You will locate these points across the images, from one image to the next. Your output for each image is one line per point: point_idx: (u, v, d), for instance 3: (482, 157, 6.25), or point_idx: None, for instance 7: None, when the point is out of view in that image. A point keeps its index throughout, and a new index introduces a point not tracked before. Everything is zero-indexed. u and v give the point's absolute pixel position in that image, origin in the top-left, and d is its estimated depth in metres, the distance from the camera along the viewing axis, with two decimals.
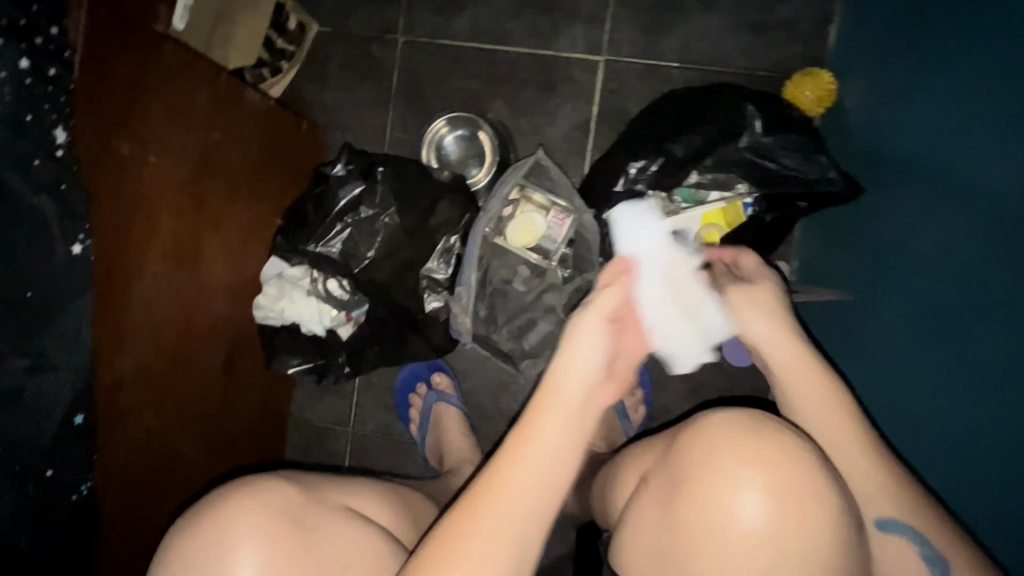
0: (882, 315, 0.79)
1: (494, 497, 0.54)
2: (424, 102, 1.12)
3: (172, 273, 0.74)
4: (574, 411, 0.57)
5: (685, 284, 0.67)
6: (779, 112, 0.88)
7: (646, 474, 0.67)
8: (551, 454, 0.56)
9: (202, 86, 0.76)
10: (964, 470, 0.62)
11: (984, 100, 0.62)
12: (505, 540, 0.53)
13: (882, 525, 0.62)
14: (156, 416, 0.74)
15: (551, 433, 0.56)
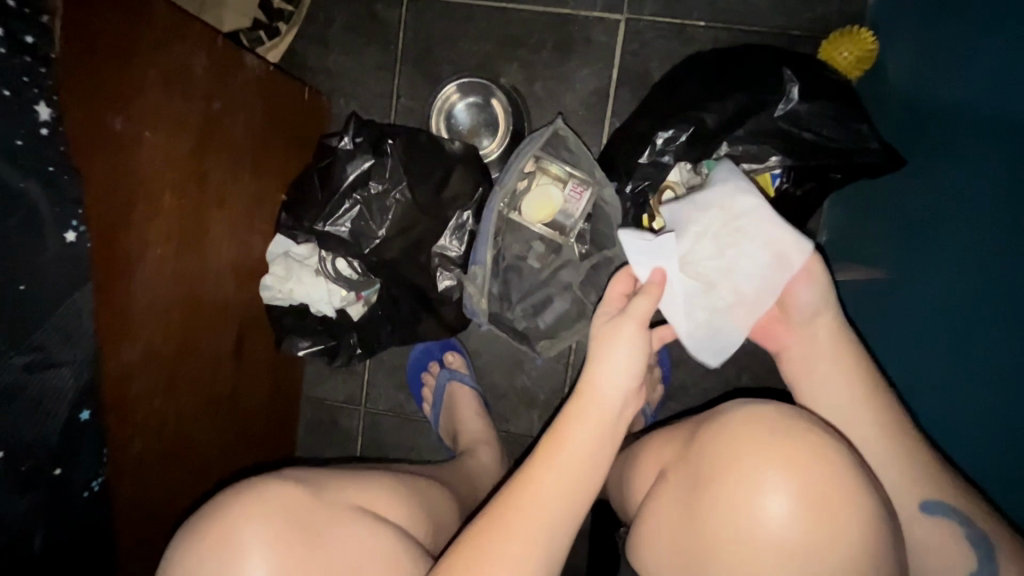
0: (901, 299, 0.75)
1: (525, 496, 0.54)
2: (433, 66, 1.05)
3: (178, 257, 0.70)
4: (603, 417, 0.58)
5: (700, 274, 0.71)
6: (818, 76, 0.81)
7: (664, 469, 0.64)
8: (580, 456, 0.56)
9: (200, 52, 0.70)
10: (983, 447, 0.59)
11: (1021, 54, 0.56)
12: (534, 538, 0.53)
13: (925, 507, 0.61)
14: (169, 404, 0.72)
15: (580, 435, 0.57)
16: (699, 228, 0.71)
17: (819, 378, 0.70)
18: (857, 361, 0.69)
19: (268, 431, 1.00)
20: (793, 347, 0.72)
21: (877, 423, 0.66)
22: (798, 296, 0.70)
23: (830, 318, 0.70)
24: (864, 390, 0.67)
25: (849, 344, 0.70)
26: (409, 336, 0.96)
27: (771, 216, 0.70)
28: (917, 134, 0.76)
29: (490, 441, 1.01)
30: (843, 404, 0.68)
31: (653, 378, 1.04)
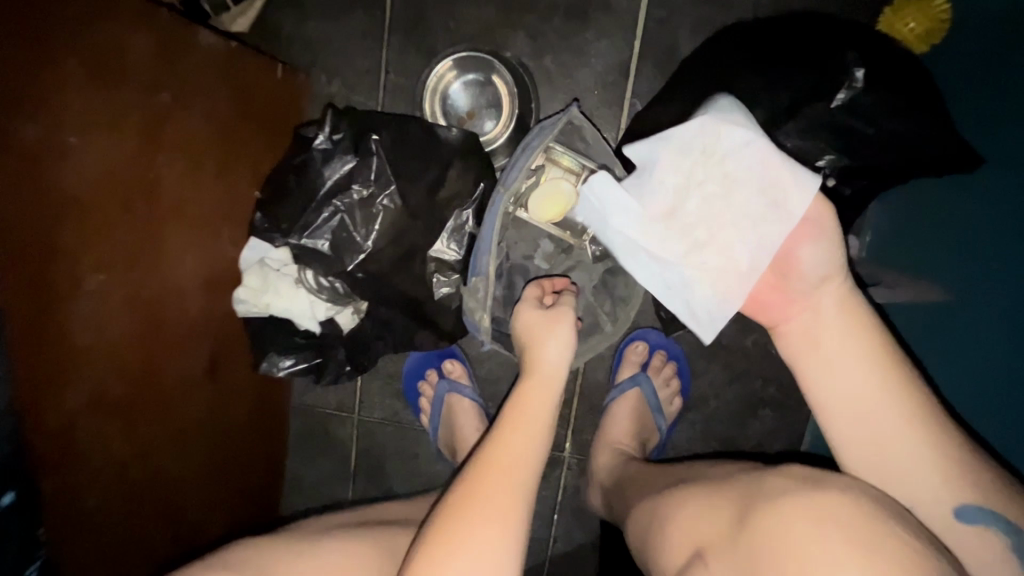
0: (971, 324, 0.66)
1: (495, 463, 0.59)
2: (426, 37, 0.91)
3: (128, 279, 0.60)
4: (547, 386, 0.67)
5: (683, 224, 0.65)
6: (883, 57, 0.68)
7: (702, 551, 0.56)
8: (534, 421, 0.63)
9: (140, 30, 0.57)
10: None
11: None
12: (507, 498, 0.57)
13: (961, 514, 0.55)
14: (131, 446, 0.64)
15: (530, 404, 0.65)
16: (681, 173, 0.64)
17: (828, 359, 0.60)
18: (870, 333, 0.60)
19: (254, 452, 0.93)
20: (795, 319, 0.62)
21: (896, 412, 0.57)
22: (804, 258, 0.61)
23: (838, 286, 0.61)
24: (881, 371, 0.59)
25: (858, 313, 0.61)
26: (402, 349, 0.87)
27: (763, 153, 0.61)
28: (1000, 130, 0.64)
29: None
30: (855, 387, 0.59)
31: (669, 391, 0.95)
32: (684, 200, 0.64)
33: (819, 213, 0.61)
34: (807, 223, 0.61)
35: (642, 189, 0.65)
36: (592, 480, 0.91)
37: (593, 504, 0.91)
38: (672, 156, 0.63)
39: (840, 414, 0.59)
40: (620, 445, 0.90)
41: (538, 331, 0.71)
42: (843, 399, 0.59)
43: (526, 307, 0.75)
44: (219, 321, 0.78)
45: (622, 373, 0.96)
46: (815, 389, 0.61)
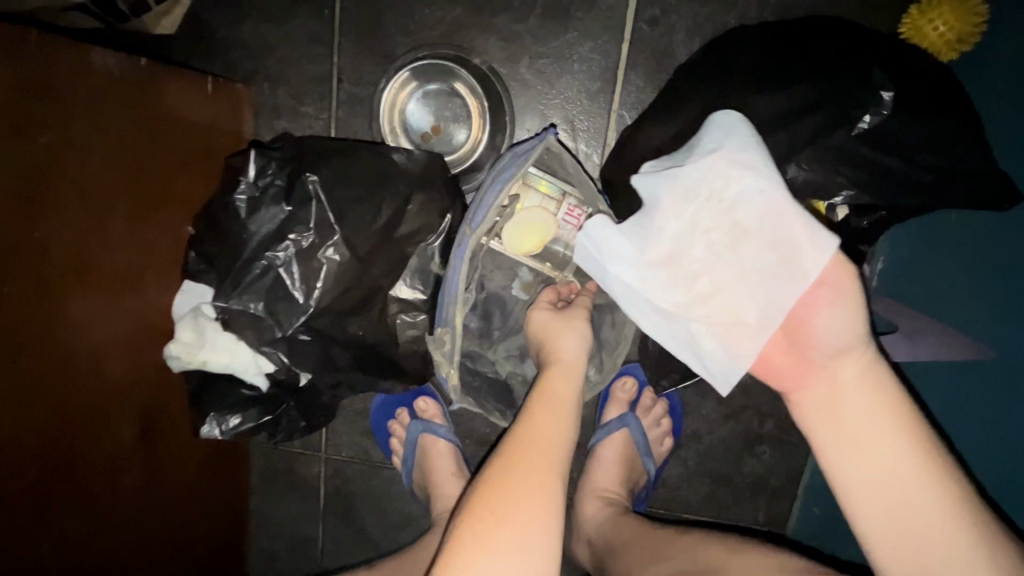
0: (1004, 382, 0.57)
1: (528, 445, 0.52)
2: (382, 39, 0.79)
3: (30, 357, 0.51)
4: (571, 374, 0.61)
5: (686, 273, 0.55)
6: (910, 76, 0.58)
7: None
8: (560, 407, 0.57)
9: (7, 62, 0.47)
10: None
11: None
12: (541, 484, 0.49)
13: None
14: (47, 533, 0.56)
15: (555, 391, 0.59)
16: (686, 216, 0.54)
17: (852, 445, 0.49)
18: (904, 414, 0.49)
19: (208, 502, 0.86)
20: (811, 391, 0.52)
21: (939, 515, 0.46)
22: (822, 325, 0.51)
23: (863, 355, 0.50)
24: (919, 461, 0.47)
25: (886, 390, 0.50)
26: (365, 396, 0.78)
27: (779, 202, 0.51)
28: None
29: None
30: (888, 480, 0.47)
31: (660, 431, 0.88)
32: (688, 249, 0.54)
33: (844, 278, 0.50)
34: (826, 287, 0.50)
35: (639, 229, 0.56)
36: (577, 530, 0.83)
37: (579, 557, 0.84)
38: (674, 196, 0.54)
39: (869, 510, 0.48)
40: (607, 494, 0.83)
41: (555, 322, 0.67)
42: (872, 494, 0.48)
43: (539, 305, 0.71)
44: (151, 383, 0.70)
45: (608, 413, 0.88)
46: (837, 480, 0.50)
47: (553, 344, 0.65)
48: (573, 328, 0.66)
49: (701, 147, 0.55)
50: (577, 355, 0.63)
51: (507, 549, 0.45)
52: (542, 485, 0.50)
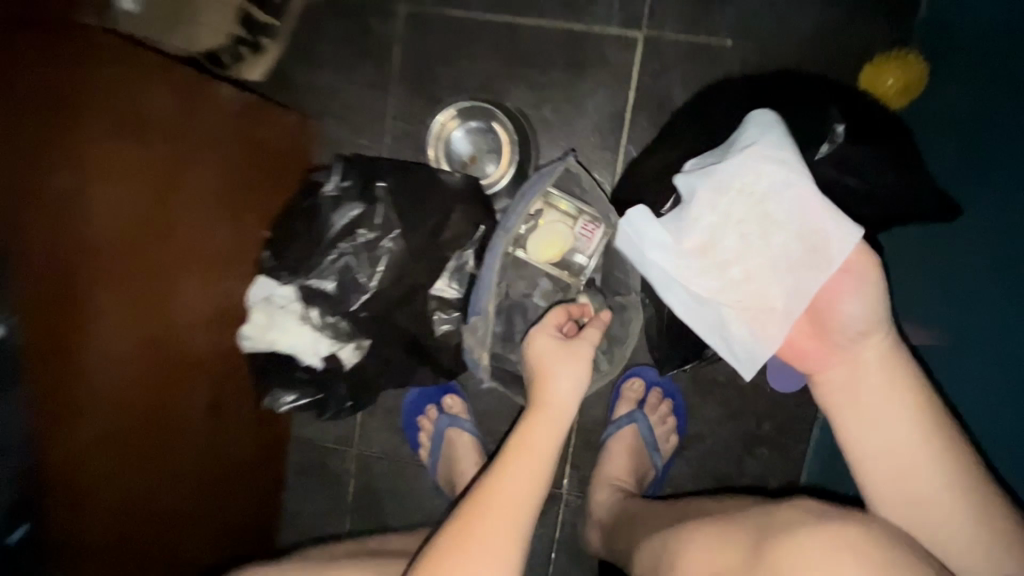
0: (967, 358, 0.67)
1: (494, 493, 0.58)
2: (431, 87, 0.96)
3: (140, 314, 0.63)
4: (560, 413, 0.65)
5: (718, 261, 0.67)
6: (859, 118, 0.73)
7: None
8: (541, 444, 0.62)
9: (161, 90, 0.64)
10: None
11: None
12: (508, 527, 0.56)
13: None
14: (137, 472, 0.66)
15: (537, 432, 0.63)
16: (721, 209, 0.66)
17: (872, 418, 0.59)
18: (916, 392, 0.59)
19: (246, 487, 0.92)
20: (834, 371, 0.61)
21: (940, 476, 0.56)
22: (844, 309, 0.60)
23: (884, 338, 0.60)
24: (927, 432, 0.57)
25: (902, 370, 0.60)
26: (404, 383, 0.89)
27: (803, 197, 0.63)
28: (973, 175, 0.67)
29: None
30: (902, 447, 0.58)
31: (665, 428, 0.96)
32: (723, 238, 0.66)
33: (863, 265, 0.60)
34: (848, 273, 0.60)
35: (680, 222, 0.68)
36: (590, 516, 0.91)
37: (592, 542, 0.91)
38: (715, 192, 0.66)
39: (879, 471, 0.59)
40: (617, 482, 0.91)
41: (553, 355, 0.68)
42: (883, 462, 0.59)
43: (540, 330, 0.72)
44: (221, 361, 0.79)
45: (619, 410, 0.97)
46: (853, 446, 0.60)
47: (546, 377, 0.67)
48: (569, 362, 0.68)
49: (740, 148, 0.66)
50: (570, 394, 0.66)
51: None
52: (507, 526, 0.56)
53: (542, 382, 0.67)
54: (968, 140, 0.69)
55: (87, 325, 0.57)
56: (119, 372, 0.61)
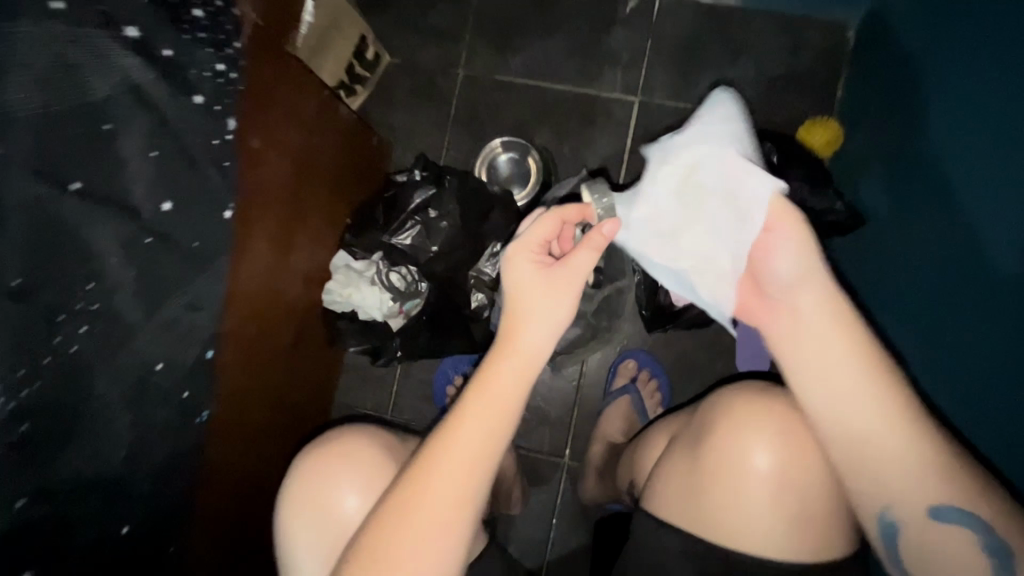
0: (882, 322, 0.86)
1: (442, 453, 0.60)
2: (478, 127, 1.27)
3: (271, 254, 0.83)
4: (524, 366, 0.62)
5: (672, 231, 0.68)
6: (792, 153, 1.01)
7: (673, 436, 0.80)
8: (499, 396, 0.61)
9: (311, 98, 0.87)
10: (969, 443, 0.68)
11: (974, 118, 0.69)
12: (467, 479, 0.59)
13: (937, 514, 0.60)
14: (250, 380, 0.80)
15: (496, 385, 0.61)
16: (668, 182, 0.67)
17: (822, 374, 0.63)
18: (852, 339, 0.63)
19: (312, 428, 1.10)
20: (775, 331, 0.66)
21: (885, 423, 0.61)
22: (774, 264, 0.64)
23: (812, 289, 0.63)
24: (872, 380, 0.62)
25: (842, 320, 0.63)
26: (446, 351, 1.10)
27: (735, 164, 0.65)
28: (876, 194, 0.93)
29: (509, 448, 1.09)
30: (851, 397, 0.62)
31: (653, 401, 1.15)
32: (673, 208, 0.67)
33: (786, 225, 0.63)
34: (772, 230, 0.63)
35: (635, 195, 0.68)
36: (590, 467, 1.13)
37: (591, 488, 1.12)
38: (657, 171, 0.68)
39: (824, 419, 0.64)
40: (610, 437, 1.12)
41: (527, 298, 0.62)
42: (835, 414, 0.63)
43: (521, 257, 0.63)
44: (302, 314, 0.98)
45: (615, 384, 1.17)
46: (808, 401, 0.65)
47: (509, 325, 0.62)
48: (544, 309, 0.61)
49: (685, 126, 0.70)
50: (539, 345, 0.62)
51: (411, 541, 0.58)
52: (461, 480, 0.59)
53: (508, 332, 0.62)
54: (876, 169, 0.94)
55: (249, 248, 0.75)
56: (258, 292, 0.80)
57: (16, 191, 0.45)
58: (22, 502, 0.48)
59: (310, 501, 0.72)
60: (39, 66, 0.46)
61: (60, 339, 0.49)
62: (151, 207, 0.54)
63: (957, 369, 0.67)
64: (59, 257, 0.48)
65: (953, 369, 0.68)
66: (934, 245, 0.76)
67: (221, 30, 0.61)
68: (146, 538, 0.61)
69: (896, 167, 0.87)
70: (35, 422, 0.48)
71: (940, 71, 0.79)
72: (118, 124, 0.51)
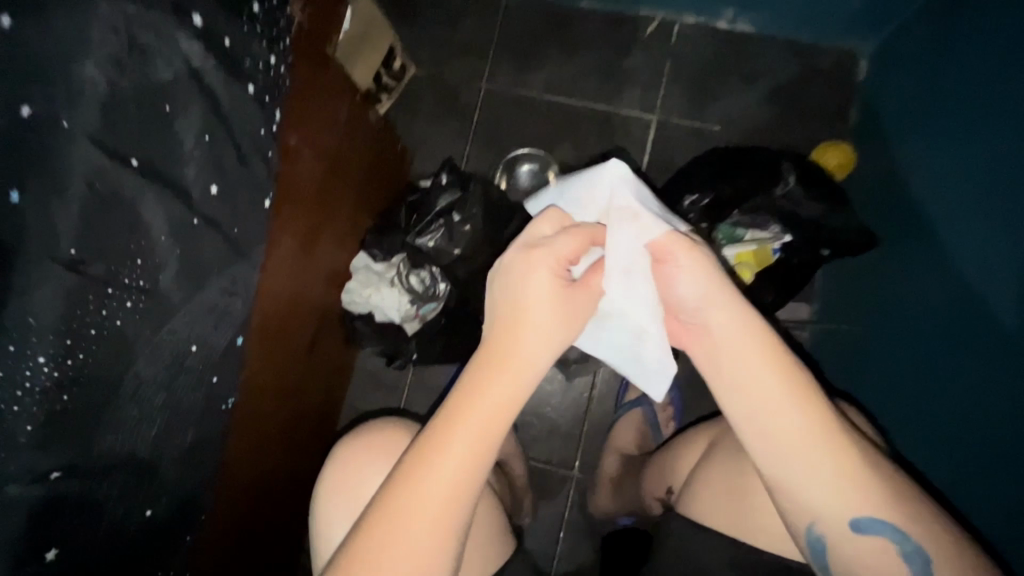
0: (896, 343, 0.89)
1: (422, 462, 0.55)
2: (498, 139, 1.30)
3: (300, 250, 0.82)
4: (516, 393, 0.57)
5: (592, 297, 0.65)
6: (812, 172, 1.02)
7: (713, 441, 0.81)
8: (485, 427, 0.55)
9: (345, 102, 0.88)
10: (980, 461, 0.68)
11: (1008, 149, 0.72)
12: (440, 523, 0.54)
13: (859, 526, 0.56)
14: (273, 373, 0.80)
15: (479, 415, 0.55)
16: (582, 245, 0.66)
17: (738, 390, 0.59)
18: (766, 351, 0.58)
19: (330, 427, 1.10)
20: (694, 349, 0.62)
21: (811, 438, 0.56)
22: (677, 291, 0.60)
23: (720, 306, 0.59)
24: (789, 392, 0.57)
25: (753, 328, 0.59)
26: (469, 357, 1.09)
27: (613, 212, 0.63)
28: (895, 218, 0.96)
29: (520, 456, 1.08)
30: (771, 411, 0.57)
31: (666, 415, 1.14)
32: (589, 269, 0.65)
33: (683, 256, 0.59)
34: (671, 260, 0.60)
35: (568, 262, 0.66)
36: (602, 477, 1.11)
37: (602, 500, 1.10)
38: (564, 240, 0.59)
39: (754, 436, 0.58)
40: (623, 448, 1.11)
41: (538, 317, 0.57)
42: (761, 430, 0.58)
43: (543, 267, 0.57)
44: (324, 313, 0.97)
45: (628, 396, 1.16)
46: (729, 412, 0.60)
47: (506, 346, 0.57)
48: (553, 332, 0.57)
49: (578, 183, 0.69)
50: (535, 370, 0.57)
51: (395, 562, 0.53)
52: (443, 496, 0.54)
53: (503, 353, 0.57)
54: (894, 194, 0.97)
55: (280, 243, 0.75)
56: (287, 288, 0.79)
57: (76, 161, 0.47)
58: (55, 475, 0.48)
59: (343, 491, 0.71)
60: (113, 46, 0.47)
61: (108, 312, 0.49)
62: (201, 189, 0.56)
63: (976, 391, 0.70)
64: (112, 230, 0.49)
65: (974, 392, 0.71)
66: (957, 267, 0.78)
67: (275, 28, 0.64)
68: (169, 524, 0.60)
69: (919, 194, 0.90)
70: (76, 394, 0.48)
71: (971, 105, 0.82)
72: (178, 107, 0.52)
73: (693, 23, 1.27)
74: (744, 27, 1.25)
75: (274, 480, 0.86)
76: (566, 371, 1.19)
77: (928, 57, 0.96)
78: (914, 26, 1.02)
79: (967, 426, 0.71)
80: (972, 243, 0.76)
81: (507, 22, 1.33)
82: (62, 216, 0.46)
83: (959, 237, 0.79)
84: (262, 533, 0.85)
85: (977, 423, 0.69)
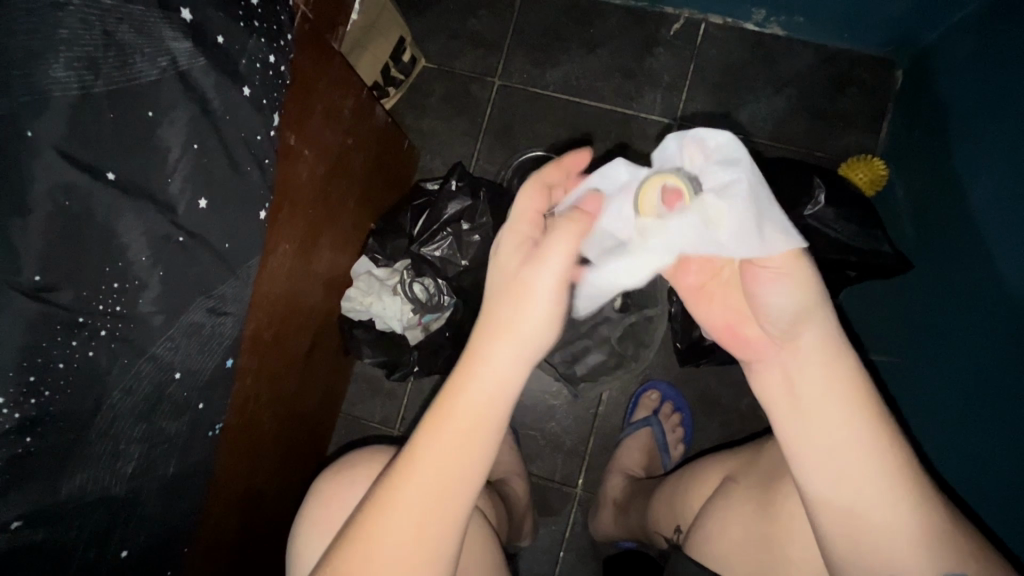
0: (923, 383, 0.84)
1: (415, 477, 0.48)
2: (511, 139, 1.23)
3: (296, 254, 0.75)
4: (489, 399, 0.50)
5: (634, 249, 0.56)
6: (844, 188, 0.95)
7: (731, 476, 0.75)
8: (456, 438, 0.49)
9: (350, 98, 0.81)
10: (1011, 516, 0.63)
11: None
12: (412, 552, 0.47)
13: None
14: (268, 389, 0.76)
15: (449, 428, 0.49)
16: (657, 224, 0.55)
17: (808, 419, 0.54)
18: (851, 388, 0.53)
19: (320, 437, 1.05)
20: (767, 367, 0.57)
21: (883, 484, 0.52)
22: (767, 300, 0.54)
23: (816, 326, 0.53)
24: (877, 433, 0.52)
25: (840, 359, 0.54)
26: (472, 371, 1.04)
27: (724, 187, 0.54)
28: (929, 245, 0.89)
29: (521, 473, 1.03)
30: (840, 450, 0.53)
31: (674, 436, 1.11)
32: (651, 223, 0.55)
33: (779, 258, 0.53)
34: (764, 264, 0.53)
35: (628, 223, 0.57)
36: (604, 499, 1.07)
37: (603, 524, 1.06)
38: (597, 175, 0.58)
39: (822, 470, 0.53)
40: (628, 469, 1.08)
41: (504, 307, 0.51)
42: (825, 467, 0.53)
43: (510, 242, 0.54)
44: (322, 319, 0.91)
45: (636, 415, 1.12)
46: (796, 442, 0.55)
47: (475, 351, 0.51)
48: (516, 324, 0.50)
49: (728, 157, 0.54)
50: (505, 373, 0.50)
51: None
52: (430, 521, 0.47)
53: (469, 355, 0.51)
54: (931, 220, 0.90)
55: (274, 249, 0.68)
56: (281, 298, 0.73)
57: (44, 175, 0.43)
58: (14, 525, 0.44)
59: (324, 524, 0.67)
60: (88, 45, 0.44)
61: (78, 344, 0.46)
62: (187, 202, 0.50)
63: (1008, 440, 0.65)
64: (84, 252, 0.45)
65: (1004, 442, 0.65)
66: (994, 300, 0.72)
67: (275, 23, 0.58)
68: (147, 559, 0.56)
69: (951, 224, 0.85)
70: (39, 434, 0.45)
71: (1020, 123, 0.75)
72: (162, 112, 0.48)
73: (721, 23, 1.20)
74: (774, 29, 1.17)
75: (260, 499, 0.81)
76: (574, 388, 1.15)
77: (973, 72, 0.88)
78: (960, 34, 0.94)
79: (1001, 476, 0.65)
80: (1009, 277, 0.70)
81: (523, 15, 1.26)
82: (28, 239, 0.43)
83: (996, 270, 0.73)
84: (249, 553, 0.81)
85: (1014, 475, 0.63)
